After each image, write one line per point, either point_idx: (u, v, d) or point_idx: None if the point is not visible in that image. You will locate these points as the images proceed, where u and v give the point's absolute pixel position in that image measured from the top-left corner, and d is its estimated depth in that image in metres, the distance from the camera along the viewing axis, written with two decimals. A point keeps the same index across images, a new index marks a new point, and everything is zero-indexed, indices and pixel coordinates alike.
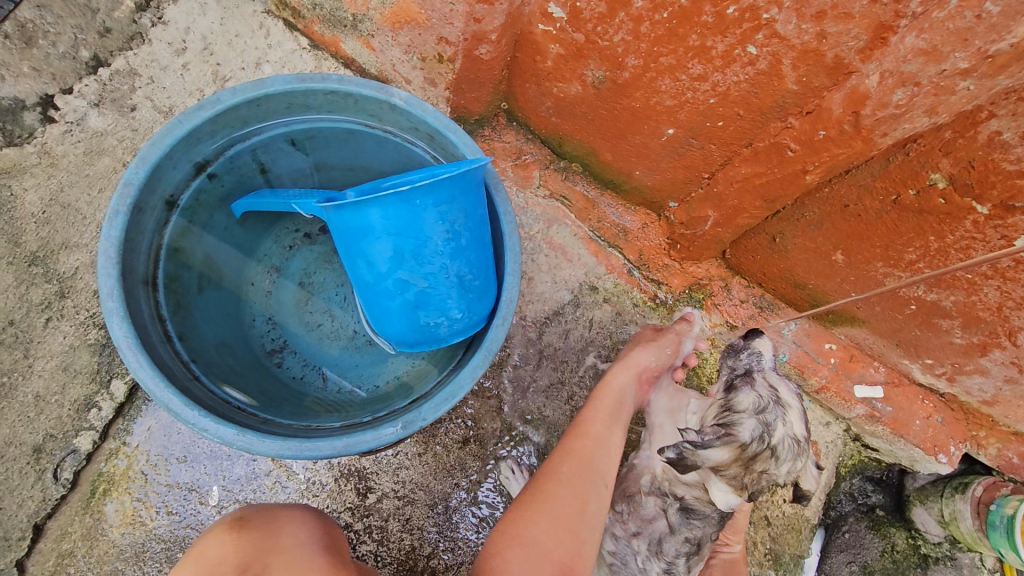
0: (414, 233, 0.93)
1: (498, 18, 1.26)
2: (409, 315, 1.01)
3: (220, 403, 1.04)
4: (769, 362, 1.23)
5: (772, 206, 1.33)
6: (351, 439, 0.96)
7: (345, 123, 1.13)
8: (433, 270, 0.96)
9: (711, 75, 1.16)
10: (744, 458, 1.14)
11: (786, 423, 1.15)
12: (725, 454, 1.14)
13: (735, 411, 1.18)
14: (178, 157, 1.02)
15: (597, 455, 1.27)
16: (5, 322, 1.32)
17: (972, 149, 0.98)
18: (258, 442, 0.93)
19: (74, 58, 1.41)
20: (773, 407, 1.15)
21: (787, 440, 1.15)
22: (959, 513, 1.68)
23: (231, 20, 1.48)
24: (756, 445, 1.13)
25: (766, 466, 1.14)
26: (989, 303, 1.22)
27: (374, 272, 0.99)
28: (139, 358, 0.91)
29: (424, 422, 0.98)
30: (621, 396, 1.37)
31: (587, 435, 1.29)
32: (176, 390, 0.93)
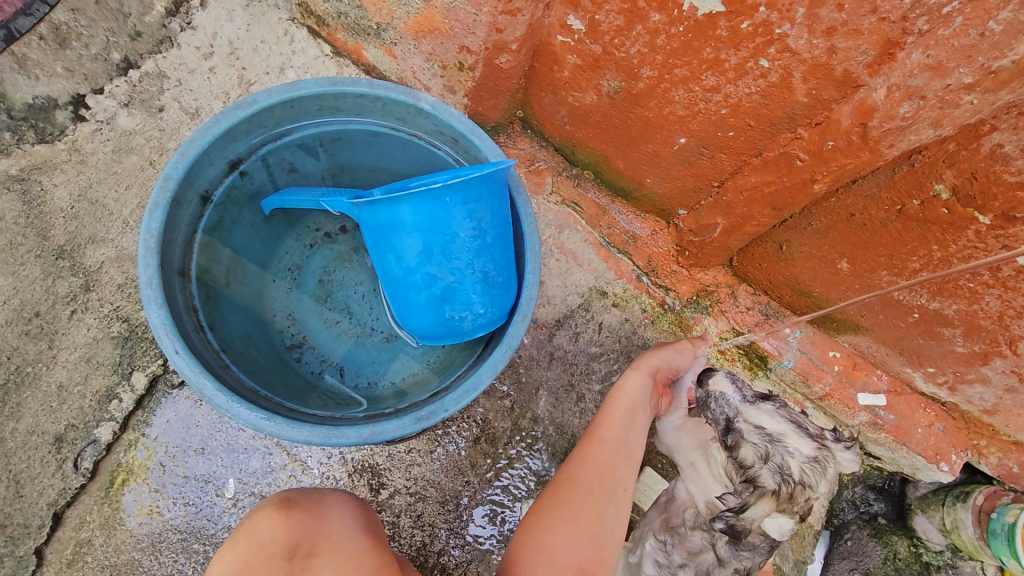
0: (442, 228, 0.96)
1: (519, 28, 1.30)
2: (434, 309, 1.04)
3: (249, 392, 1.07)
4: (735, 398, 1.42)
5: (780, 213, 1.37)
6: (376, 428, 0.98)
7: (372, 125, 1.17)
8: (459, 266, 0.99)
9: (724, 87, 1.20)
10: (778, 496, 1.34)
11: (791, 453, 1.36)
12: (764, 502, 1.34)
13: (746, 466, 1.36)
14: (214, 154, 1.05)
15: (616, 462, 1.28)
16: (31, 313, 1.36)
17: (975, 161, 1.04)
18: (287, 428, 0.96)
19: (106, 60, 1.45)
20: (770, 448, 1.36)
21: (803, 464, 1.36)
22: (960, 521, 1.71)
23: (257, 26, 1.53)
24: (780, 484, 1.33)
25: (806, 494, 1.36)
26: (989, 312, 1.26)
27: (402, 267, 1.02)
28: (175, 344, 0.94)
29: (446, 413, 1.01)
30: (636, 399, 1.33)
31: (603, 442, 1.28)
32: (210, 375, 0.96)
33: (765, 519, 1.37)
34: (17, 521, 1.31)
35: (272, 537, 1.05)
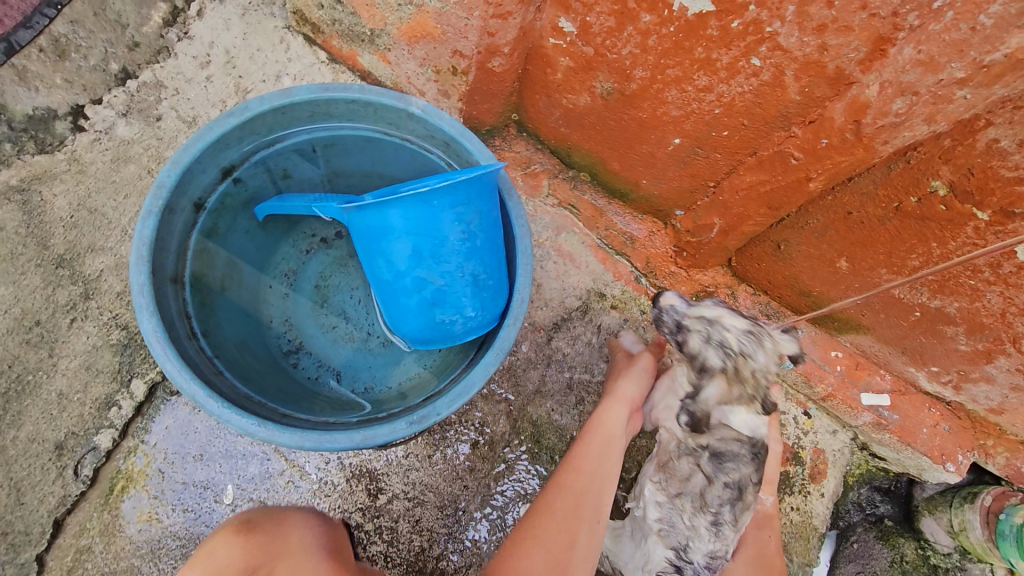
0: (431, 231, 0.96)
1: (511, 32, 1.30)
2: (425, 312, 1.04)
3: (242, 397, 1.07)
4: (679, 301, 1.24)
5: (776, 213, 1.37)
6: (368, 432, 0.98)
7: (364, 131, 1.17)
8: (449, 268, 0.99)
9: (717, 86, 1.20)
10: (731, 376, 1.17)
11: (731, 328, 1.17)
12: (720, 385, 1.19)
13: (696, 358, 1.21)
14: (206, 161, 1.06)
15: (591, 493, 1.23)
16: (32, 322, 1.37)
17: (971, 156, 1.02)
18: (279, 433, 0.96)
19: (104, 71, 1.49)
20: (714, 330, 1.18)
21: (748, 339, 1.17)
22: (968, 523, 1.68)
23: (253, 34, 1.55)
24: (728, 361, 1.16)
25: (753, 367, 1.16)
26: (992, 310, 1.25)
27: (392, 271, 1.02)
28: (167, 351, 0.94)
29: (438, 417, 1.00)
30: (612, 431, 1.29)
31: (579, 471, 1.24)
32: (201, 381, 0.97)
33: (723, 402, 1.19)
34: (17, 529, 1.32)
35: (229, 558, 1.22)
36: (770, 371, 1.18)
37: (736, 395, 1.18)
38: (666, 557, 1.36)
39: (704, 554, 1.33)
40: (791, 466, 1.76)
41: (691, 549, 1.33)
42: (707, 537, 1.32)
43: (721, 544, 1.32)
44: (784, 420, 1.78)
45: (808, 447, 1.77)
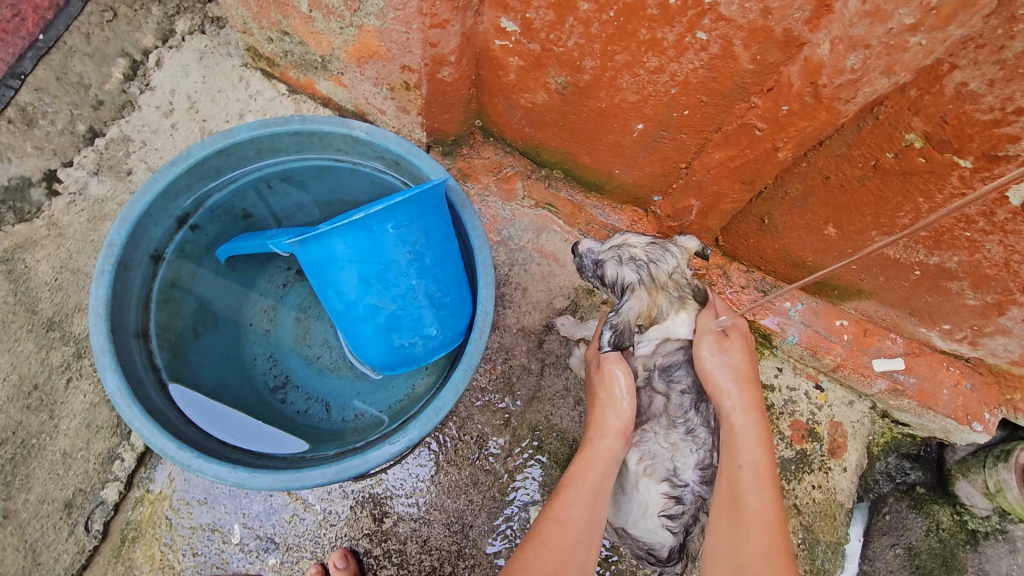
0: (377, 257, 0.95)
1: (453, 40, 1.26)
2: (384, 338, 1.03)
3: (216, 443, 1.07)
4: (593, 245, 1.42)
5: (751, 186, 1.33)
6: (341, 466, 0.97)
7: (315, 161, 1.17)
8: (401, 291, 0.98)
9: (668, 66, 1.16)
10: (652, 285, 1.31)
11: (635, 245, 1.36)
12: (643, 296, 1.31)
13: (619, 285, 1.34)
14: (157, 213, 1.07)
15: (579, 544, 1.12)
16: (30, 386, 1.40)
17: (941, 104, 0.97)
18: (250, 477, 0.95)
19: (72, 133, 1.54)
20: (623, 250, 1.35)
21: (653, 248, 1.34)
22: (1004, 483, 1.58)
23: (212, 77, 1.61)
24: (646, 274, 1.31)
25: (665, 270, 1.32)
26: (994, 260, 1.21)
27: (344, 301, 1.00)
28: (132, 407, 0.95)
29: (409, 443, 0.98)
30: (606, 468, 1.21)
31: (568, 523, 1.13)
32: (170, 433, 0.97)
33: (655, 314, 1.33)
34: None
35: None
36: (682, 270, 1.35)
37: (657, 302, 1.32)
38: (661, 494, 1.29)
39: (694, 470, 1.29)
40: (808, 443, 1.68)
41: (679, 470, 1.29)
42: (690, 450, 1.30)
43: (707, 452, 1.30)
44: (795, 396, 1.71)
45: (824, 421, 1.71)
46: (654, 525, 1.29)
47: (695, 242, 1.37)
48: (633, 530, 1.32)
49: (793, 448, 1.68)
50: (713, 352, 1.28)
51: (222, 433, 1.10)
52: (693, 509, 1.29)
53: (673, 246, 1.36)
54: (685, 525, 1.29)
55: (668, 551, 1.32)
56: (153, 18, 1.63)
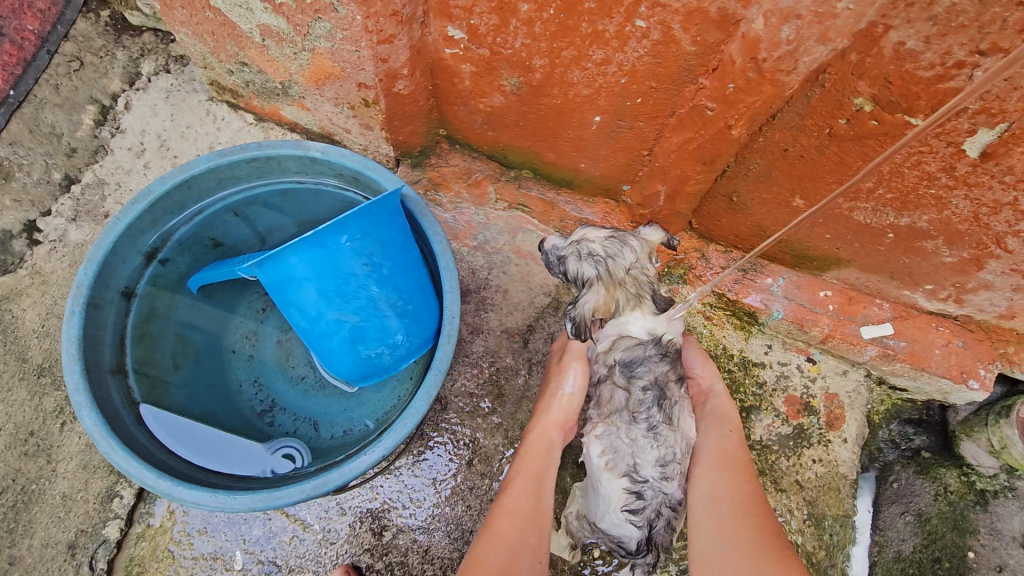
0: (334, 271, 0.98)
1: (402, 53, 1.28)
2: (351, 351, 1.05)
3: (199, 471, 1.10)
4: (557, 239, 1.34)
5: (712, 166, 1.34)
6: (318, 481, 0.99)
7: (278, 185, 1.19)
8: (362, 303, 1.01)
9: (614, 57, 1.17)
10: (609, 281, 1.27)
11: (596, 237, 1.29)
12: (599, 291, 1.28)
13: (577, 279, 1.29)
14: (125, 251, 1.10)
15: (528, 531, 1.18)
16: (26, 434, 1.42)
17: (883, 65, 0.96)
18: (230, 499, 0.98)
19: (48, 182, 1.57)
20: (582, 244, 1.28)
21: (612, 241, 1.28)
22: (1008, 440, 1.55)
23: (181, 114, 1.64)
24: (603, 269, 1.26)
25: (622, 264, 1.27)
26: (963, 215, 1.20)
27: (306, 317, 1.02)
28: (110, 441, 0.98)
29: (385, 454, 0.99)
30: (547, 455, 1.30)
31: (513, 513, 1.19)
32: (149, 465, 1.00)
33: (611, 310, 1.30)
34: None
35: None
36: (643, 264, 1.30)
37: (613, 298, 1.29)
38: (622, 489, 1.26)
39: (655, 465, 1.26)
40: (805, 417, 1.67)
41: (639, 465, 1.26)
42: (650, 447, 1.27)
43: (667, 449, 1.27)
44: (786, 371, 1.71)
45: (819, 394, 1.69)
46: (618, 520, 1.27)
47: (658, 233, 1.31)
48: (601, 524, 1.30)
49: (790, 424, 1.67)
50: (701, 353, 1.46)
51: (204, 460, 1.14)
52: (654, 505, 1.26)
53: (634, 239, 1.30)
54: (648, 520, 1.26)
55: (635, 545, 1.27)
56: (118, 63, 1.68)
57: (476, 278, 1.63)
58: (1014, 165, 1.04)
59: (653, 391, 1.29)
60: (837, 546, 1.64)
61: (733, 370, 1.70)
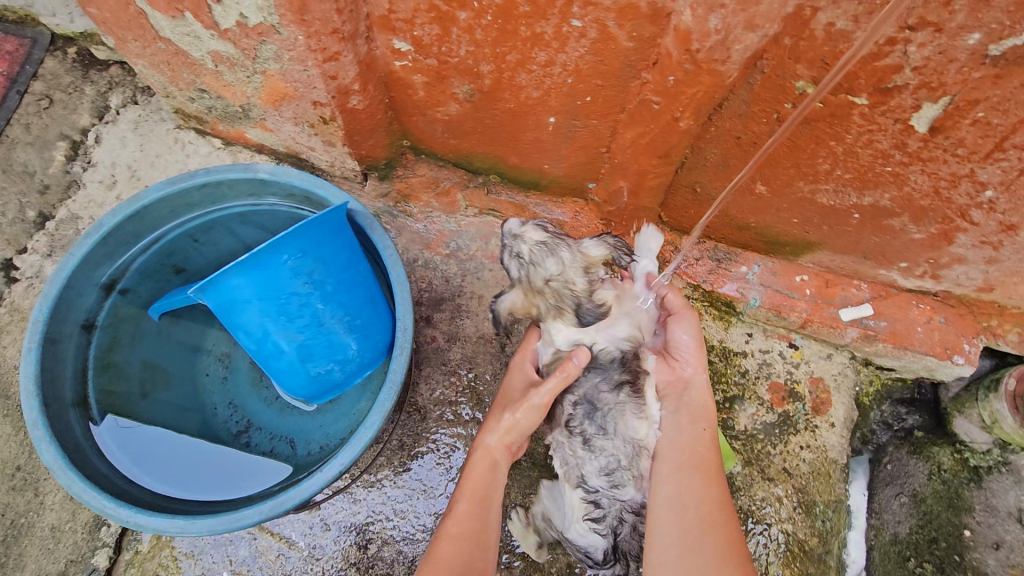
0: (276, 292, 1.05)
1: (351, 69, 1.29)
2: (301, 368, 1.15)
3: (161, 497, 1.15)
4: (512, 224, 1.40)
5: (668, 159, 1.33)
6: (276, 501, 1.06)
7: (234, 208, 1.26)
8: (306, 321, 1.10)
9: (556, 58, 1.17)
10: (528, 288, 1.40)
11: (527, 240, 1.37)
12: (519, 295, 1.43)
13: (507, 271, 1.44)
14: (81, 285, 1.17)
15: (473, 553, 1.17)
16: (14, 468, 1.44)
17: (817, 48, 0.95)
18: (190, 524, 1.04)
19: (24, 220, 1.60)
20: (515, 241, 1.39)
21: (540, 249, 1.37)
22: (998, 414, 1.54)
23: (149, 143, 1.66)
24: (523, 275, 1.39)
25: (541, 275, 1.37)
26: (923, 190, 1.18)
27: (253, 339, 1.11)
28: (68, 473, 1.04)
29: (340, 467, 1.07)
30: (492, 469, 1.27)
31: (457, 536, 1.17)
32: (109, 494, 1.06)
33: (533, 313, 1.44)
34: None
35: None
36: (565, 278, 1.38)
37: (530, 304, 1.43)
38: (580, 498, 1.37)
39: (601, 475, 1.34)
40: (789, 404, 1.65)
41: (588, 476, 1.35)
42: (592, 458, 1.35)
43: (610, 458, 1.33)
44: (769, 358, 1.69)
45: (803, 379, 1.68)
46: (582, 530, 1.37)
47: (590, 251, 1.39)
48: (568, 534, 1.38)
49: (775, 412, 1.65)
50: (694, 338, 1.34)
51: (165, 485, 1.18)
52: (613, 512, 1.35)
53: (566, 250, 1.38)
54: (612, 527, 1.35)
55: (602, 554, 1.37)
56: (86, 98, 1.71)
57: (450, 286, 1.63)
58: (963, 137, 1.02)
59: (585, 404, 1.36)
60: (831, 533, 1.60)
61: (715, 361, 1.68)
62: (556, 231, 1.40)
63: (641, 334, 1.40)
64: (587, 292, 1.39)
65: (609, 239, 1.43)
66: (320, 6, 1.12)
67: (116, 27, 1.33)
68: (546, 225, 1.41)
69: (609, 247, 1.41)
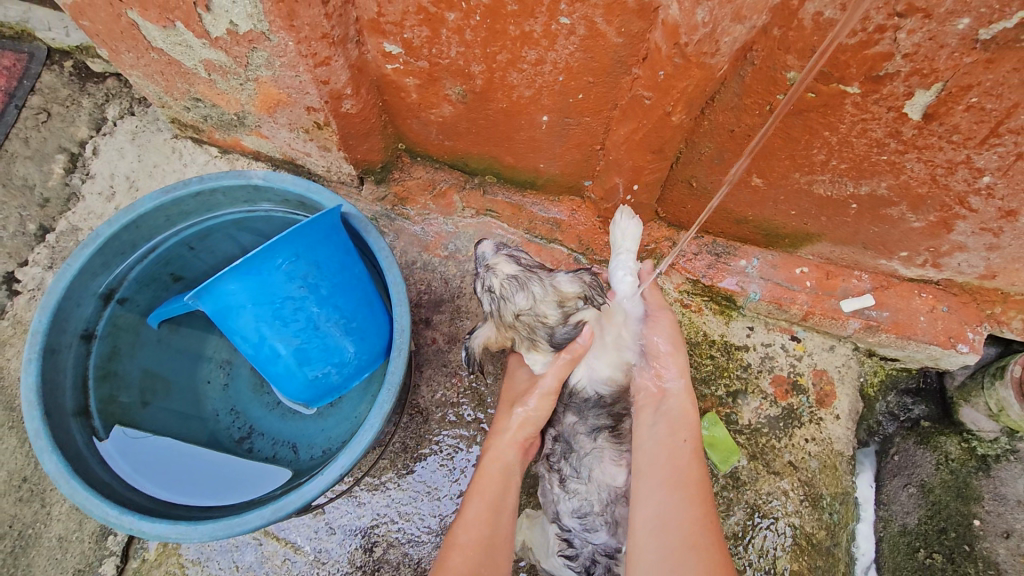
0: (271, 297, 1.06)
1: (343, 73, 1.29)
2: (299, 372, 1.15)
3: (163, 504, 1.16)
4: (487, 251, 1.46)
5: (662, 153, 1.33)
6: (277, 505, 1.06)
7: (229, 215, 1.27)
8: (302, 325, 1.10)
9: (546, 56, 1.17)
10: (500, 322, 1.43)
11: (496, 274, 1.42)
12: (492, 328, 1.45)
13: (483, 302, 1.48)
14: (79, 295, 1.18)
15: (484, 562, 1.12)
16: (20, 480, 1.45)
17: (806, 38, 0.95)
18: (192, 530, 1.05)
19: (25, 233, 1.62)
20: (487, 274, 1.44)
21: (509, 283, 1.40)
22: (1005, 401, 1.49)
23: (147, 154, 1.68)
24: (495, 308, 1.43)
25: (511, 309, 1.40)
26: (920, 178, 1.17)
27: (250, 344, 1.11)
28: (70, 482, 1.05)
29: (340, 469, 1.07)
30: (506, 474, 1.25)
31: (466, 545, 1.12)
32: (111, 502, 1.07)
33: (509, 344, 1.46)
34: None
35: None
36: (535, 311, 1.39)
37: (504, 335, 1.45)
38: (555, 534, 1.38)
39: (573, 516, 1.34)
40: (793, 397, 1.64)
41: (561, 514, 1.36)
42: (567, 498, 1.35)
43: (583, 500, 1.33)
44: (771, 352, 1.68)
45: (806, 372, 1.67)
46: (556, 565, 1.38)
47: (563, 285, 1.40)
48: (544, 565, 1.40)
49: (779, 405, 1.64)
50: (670, 341, 1.32)
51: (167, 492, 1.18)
52: (587, 552, 1.34)
53: (537, 283, 1.40)
54: (584, 566, 1.34)
55: None
56: (84, 110, 1.72)
57: (449, 288, 1.63)
58: (958, 123, 1.01)
59: (562, 445, 1.38)
60: (839, 526, 1.59)
61: (716, 355, 1.67)
62: (527, 264, 1.43)
63: (625, 377, 1.38)
64: (560, 325, 1.38)
65: (582, 271, 1.43)
66: (308, 11, 1.12)
67: (109, 38, 1.34)
68: (519, 257, 1.45)
69: (582, 281, 1.41)
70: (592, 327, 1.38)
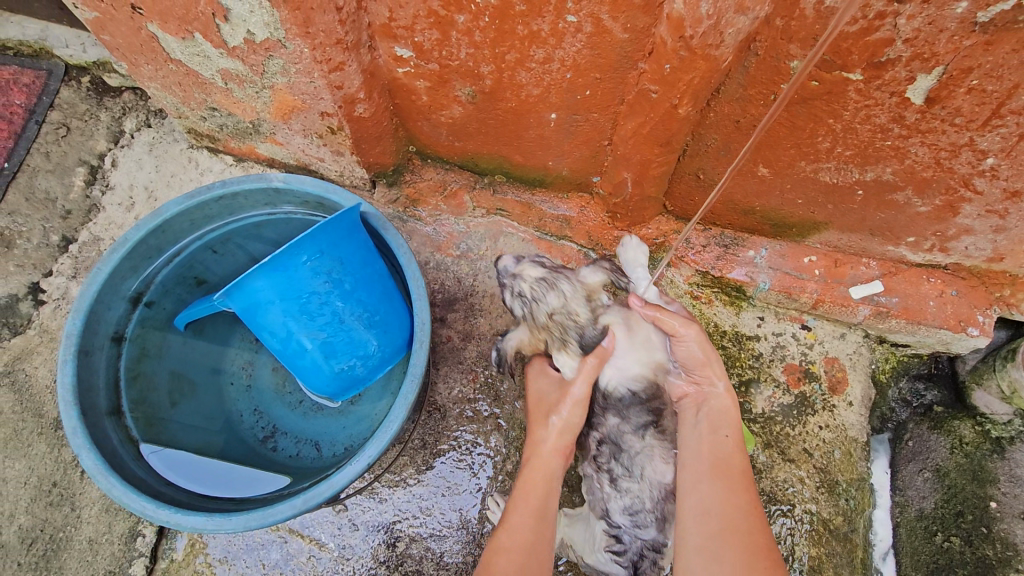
0: (298, 292, 1.10)
1: (355, 77, 1.33)
2: (325, 366, 1.19)
3: (197, 497, 1.19)
4: (506, 262, 1.47)
5: (669, 146, 1.35)
6: (307, 495, 1.09)
7: (251, 217, 1.31)
8: (327, 320, 1.14)
9: (554, 54, 1.20)
10: (533, 326, 1.47)
11: (524, 279, 1.43)
12: (524, 332, 1.49)
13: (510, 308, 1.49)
14: (109, 298, 1.22)
15: (528, 562, 1.20)
16: (50, 484, 1.48)
17: (808, 26, 0.98)
18: (225, 521, 1.08)
19: (48, 244, 1.66)
20: (512, 279, 1.45)
21: (540, 285, 1.43)
22: (1017, 383, 1.51)
23: (165, 164, 1.72)
24: (526, 313, 1.46)
25: (544, 310, 1.44)
26: (924, 162, 1.19)
27: (278, 339, 1.15)
28: (109, 478, 1.09)
29: (368, 458, 1.10)
30: (548, 480, 1.31)
31: (509, 547, 1.21)
32: (148, 496, 1.10)
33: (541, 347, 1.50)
34: None
35: None
36: (568, 310, 1.44)
37: (537, 338, 1.48)
38: (603, 531, 1.37)
39: (625, 513, 1.34)
40: (806, 384, 1.66)
41: (612, 511, 1.36)
42: (619, 496, 1.36)
43: (634, 498, 1.34)
44: (782, 341, 1.70)
45: (818, 360, 1.68)
46: (603, 560, 1.37)
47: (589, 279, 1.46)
48: (589, 561, 1.39)
49: (792, 393, 1.65)
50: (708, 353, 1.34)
51: (200, 487, 1.21)
52: (635, 548, 1.34)
53: (566, 282, 1.45)
54: (632, 561, 1.35)
55: None
56: (102, 124, 1.77)
57: (462, 287, 1.66)
58: (960, 106, 1.04)
59: (609, 446, 1.39)
60: (856, 511, 1.60)
61: (728, 346, 1.69)
62: (553, 265, 1.46)
63: (654, 372, 1.40)
64: (589, 322, 1.44)
65: (606, 265, 1.50)
66: (323, 18, 1.15)
67: (129, 52, 1.38)
68: (543, 260, 1.47)
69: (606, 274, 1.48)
70: (617, 330, 1.41)
